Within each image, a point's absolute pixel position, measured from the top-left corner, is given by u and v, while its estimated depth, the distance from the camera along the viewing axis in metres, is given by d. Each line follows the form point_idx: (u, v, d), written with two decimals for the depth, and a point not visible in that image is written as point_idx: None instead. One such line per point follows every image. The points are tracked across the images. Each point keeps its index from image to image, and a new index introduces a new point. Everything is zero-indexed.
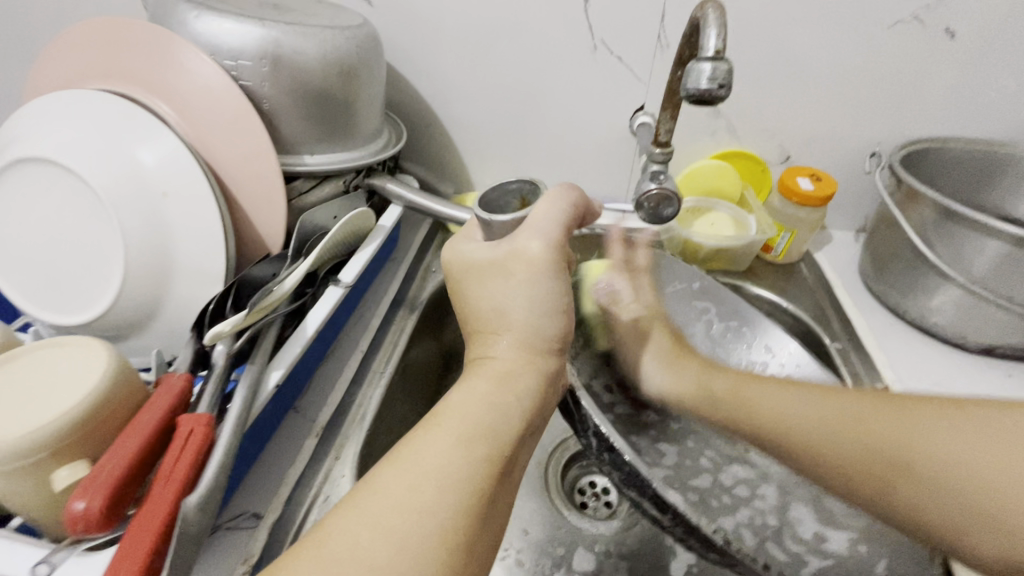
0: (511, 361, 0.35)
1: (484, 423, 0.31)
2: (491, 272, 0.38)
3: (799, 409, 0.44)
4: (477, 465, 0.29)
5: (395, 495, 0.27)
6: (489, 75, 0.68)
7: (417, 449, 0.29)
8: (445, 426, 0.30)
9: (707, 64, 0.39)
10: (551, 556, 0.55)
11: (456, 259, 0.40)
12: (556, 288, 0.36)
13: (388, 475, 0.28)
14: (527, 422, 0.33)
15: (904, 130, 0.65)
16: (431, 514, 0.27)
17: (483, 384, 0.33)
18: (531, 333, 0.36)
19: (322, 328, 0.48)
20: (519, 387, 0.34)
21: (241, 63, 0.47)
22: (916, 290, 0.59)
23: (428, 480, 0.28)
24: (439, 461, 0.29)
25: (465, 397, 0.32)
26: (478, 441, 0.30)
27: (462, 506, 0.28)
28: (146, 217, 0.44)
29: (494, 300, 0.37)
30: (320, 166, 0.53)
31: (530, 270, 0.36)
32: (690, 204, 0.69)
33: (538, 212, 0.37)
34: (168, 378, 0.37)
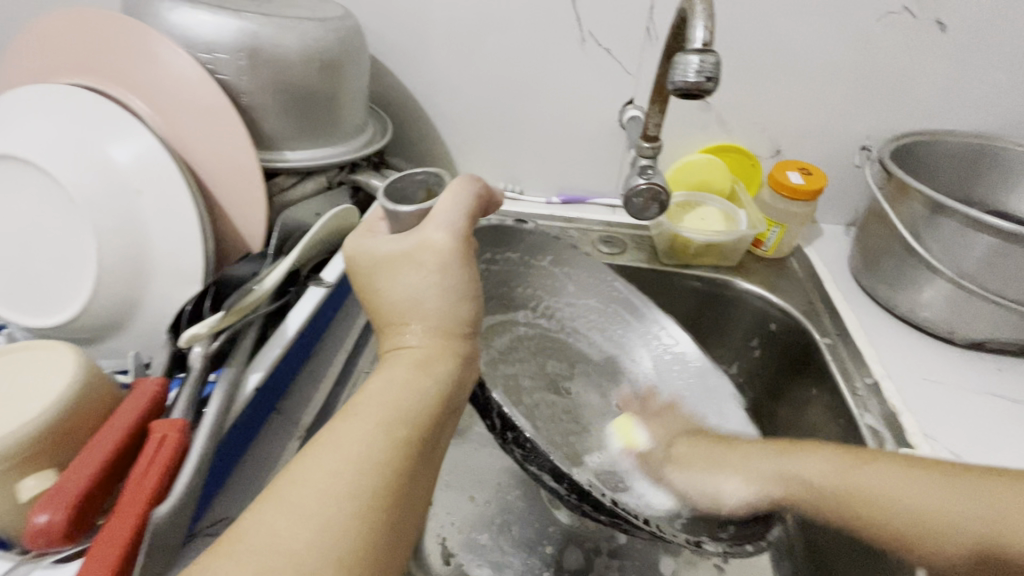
0: (428, 347, 0.34)
1: (400, 407, 0.30)
2: (397, 265, 0.35)
3: (817, 476, 0.39)
4: (395, 452, 0.28)
5: (313, 483, 0.26)
6: (476, 68, 0.67)
7: (331, 437, 0.28)
8: (362, 412, 0.29)
9: (694, 57, 0.38)
10: (541, 555, 0.54)
11: (355, 257, 0.37)
12: (466, 278, 0.35)
13: (304, 462, 0.27)
14: (441, 406, 0.32)
15: (894, 123, 0.65)
16: (344, 499, 0.26)
17: (402, 371, 0.32)
18: (445, 319, 0.34)
19: (305, 328, 0.47)
20: (438, 372, 0.32)
21: (218, 56, 0.46)
22: (906, 284, 0.59)
23: (344, 468, 0.27)
24: (357, 450, 0.27)
25: (381, 385, 0.31)
26: (394, 427, 0.29)
27: (376, 490, 0.27)
28: (120, 215, 0.43)
29: (406, 292, 0.35)
30: (301, 162, 0.52)
31: (440, 262, 0.35)
32: (681, 199, 0.68)
33: (441, 206, 0.36)
34: (141, 382, 0.35)
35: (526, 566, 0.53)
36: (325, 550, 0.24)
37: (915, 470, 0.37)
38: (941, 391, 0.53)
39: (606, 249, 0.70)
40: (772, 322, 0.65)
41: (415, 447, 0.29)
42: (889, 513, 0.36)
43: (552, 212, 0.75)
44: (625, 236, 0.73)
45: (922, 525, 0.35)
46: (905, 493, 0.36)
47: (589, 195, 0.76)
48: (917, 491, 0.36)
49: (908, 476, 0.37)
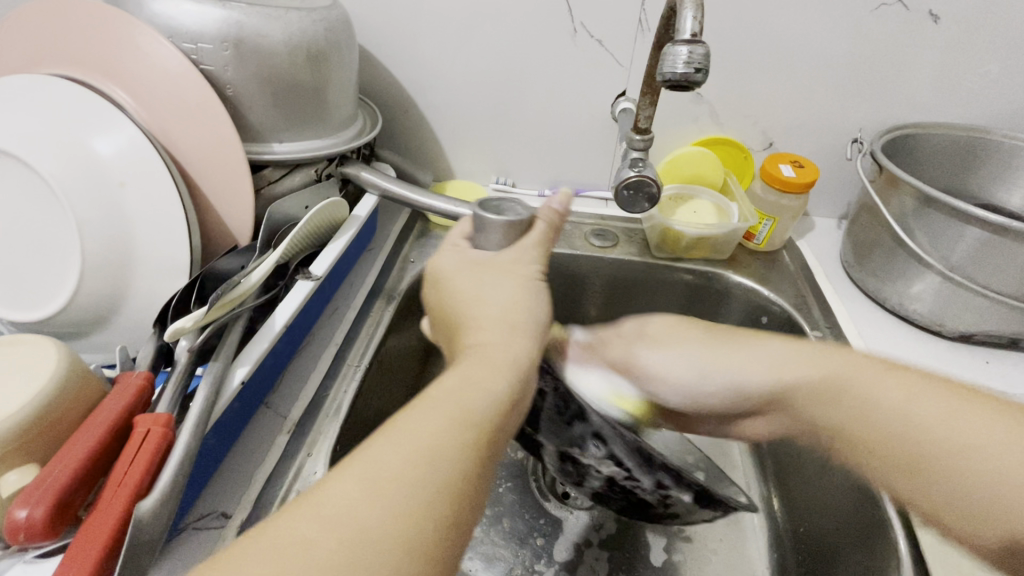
0: (502, 348, 0.32)
1: (474, 405, 0.28)
2: (488, 273, 0.38)
3: (850, 376, 0.35)
4: (466, 448, 0.26)
5: (393, 466, 0.24)
6: (466, 60, 0.66)
7: (410, 420, 0.26)
8: (440, 402, 0.27)
9: (683, 48, 0.38)
10: (531, 547, 0.54)
11: (438, 270, 0.41)
12: (543, 297, 0.37)
13: (379, 443, 0.25)
14: (513, 405, 0.30)
15: (887, 116, 0.64)
16: (422, 487, 0.24)
17: (476, 370, 0.30)
18: (511, 316, 0.35)
19: (294, 321, 0.47)
20: (512, 376, 0.30)
21: (202, 46, 0.45)
22: (896, 277, 0.59)
23: (422, 459, 0.24)
24: (433, 442, 0.25)
25: (457, 377, 0.29)
26: (469, 425, 0.27)
27: (450, 485, 0.24)
28: (103, 208, 0.43)
29: (483, 294, 0.37)
30: (288, 155, 0.51)
31: (525, 279, 0.38)
32: (673, 192, 0.68)
33: (529, 239, 0.42)
34: (126, 376, 0.35)
35: (516, 558, 0.53)
36: (396, 536, 0.22)
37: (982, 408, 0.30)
38: None
39: (598, 242, 0.70)
40: (763, 314, 0.65)
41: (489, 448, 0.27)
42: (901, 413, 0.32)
43: (544, 205, 0.75)
44: (616, 228, 0.72)
45: (909, 445, 0.32)
46: (907, 404, 0.32)
47: (581, 188, 0.76)
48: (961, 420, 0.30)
49: (957, 398, 0.31)
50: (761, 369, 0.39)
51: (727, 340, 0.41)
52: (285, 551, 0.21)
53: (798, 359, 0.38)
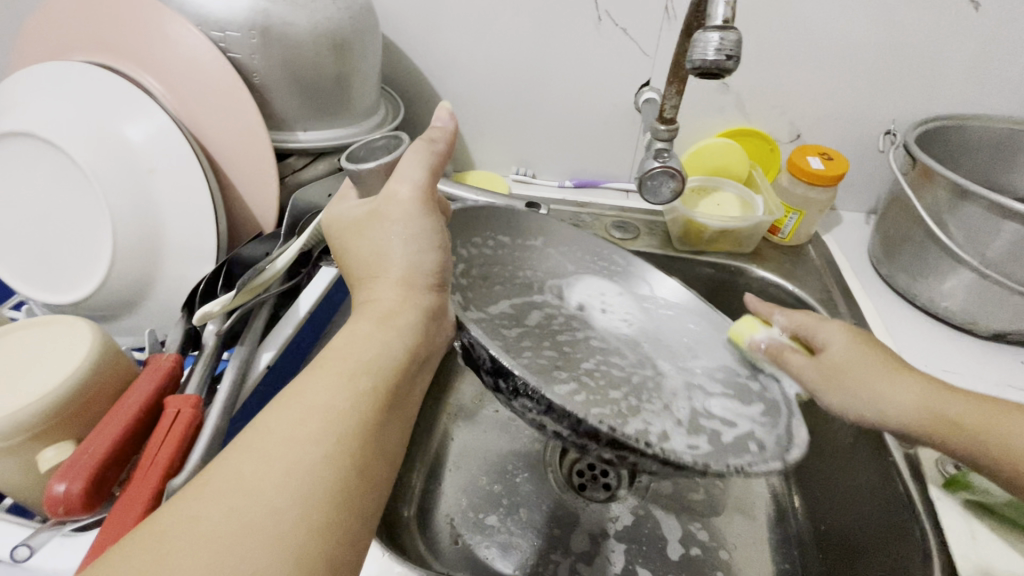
0: (395, 299, 0.34)
1: (365, 360, 0.29)
2: (366, 223, 0.36)
3: (969, 417, 0.37)
4: (361, 399, 0.28)
5: (279, 435, 0.25)
6: (488, 49, 0.66)
7: (299, 390, 0.27)
8: (327, 366, 0.28)
9: (715, 34, 0.37)
10: (548, 537, 0.54)
11: (334, 222, 0.38)
12: (432, 228, 0.36)
13: (272, 414, 0.26)
14: (409, 358, 0.32)
15: (921, 107, 0.62)
16: (310, 448, 0.25)
17: (363, 326, 0.32)
18: (409, 270, 0.35)
19: (317, 308, 0.47)
20: (401, 325, 0.32)
21: (230, 34, 0.45)
22: (927, 273, 0.57)
23: (314, 419, 0.26)
24: (326, 400, 0.27)
25: (347, 340, 0.31)
26: (362, 376, 0.29)
27: (340, 445, 0.26)
28: (134, 194, 0.43)
29: (375, 246, 0.36)
30: (312, 144, 0.52)
31: (405, 212, 0.35)
32: (696, 184, 0.67)
33: (412, 151, 0.36)
34: (156, 358, 0.36)
35: (534, 547, 0.53)
36: (303, 487, 0.24)
37: None
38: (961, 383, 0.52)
39: (619, 233, 0.69)
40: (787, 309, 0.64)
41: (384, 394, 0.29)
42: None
43: (565, 196, 0.74)
44: (638, 220, 0.72)
45: None
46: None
47: (602, 180, 0.75)
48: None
49: None
50: (901, 400, 0.39)
51: (865, 369, 0.41)
52: (180, 539, 0.21)
53: (951, 408, 0.38)
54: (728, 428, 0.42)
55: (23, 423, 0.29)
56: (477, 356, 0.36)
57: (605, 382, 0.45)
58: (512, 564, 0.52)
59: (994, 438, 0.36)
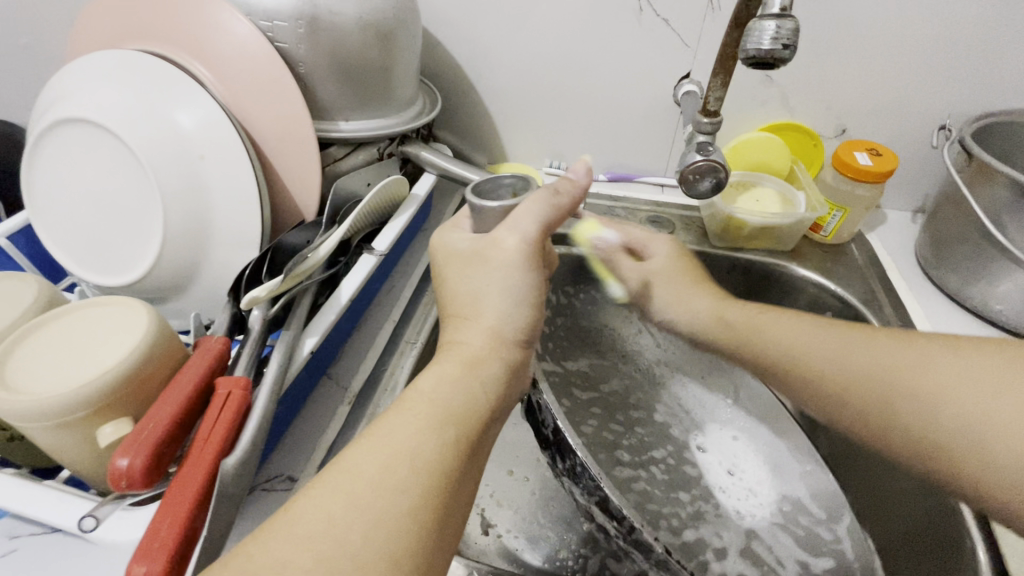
0: (483, 345, 0.34)
1: (450, 409, 0.30)
2: (469, 261, 0.37)
3: (761, 324, 0.47)
4: (444, 453, 0.28)
5: (368, 476, 0.26)
6: (525, 40, 0.65)
7: (387, 429, 0.28)
8: (415, 409, 0.29)
9: (771, 23, 0.36)
10: (578, 532, 0.54)
11: (440, 246, 0.40)
12: (528, 282, 0.36)
13: (357, 454, 0.27)
14: (490, 410, 0.32)
15: (979, 101, 0.60)
16: (396, 496, 0.25)
17: (451, 368, 0.32)
18: (500, 323, 0.35)
19: (357, 296, 0.48)
20: (487, 374, 0.33)
21: (278, 24, 0.46)
22: (980, 275, 0.55)
23: (396, 466, 0.26)
24: (402, 444, 0.27)
25: (433, 382, 0.31)
26: (447, 425, 0.29)
27: (424, 491, 0.26)
28: (183, 180, 0.44)
29: (471, 286, 0.36)
30: (352, 133, 0.52)
31: (506, 260, 0.36)
32: (736, 178, 0.66)
33: (527, 207, 0.37)
34: (205, 340, 0.37)
35: (563, 542, 0.53)
36: (385, 533, 0.24)
37: (981, 360, 0.34)
38: None
39: (654, 228, 0.68)
40: (827, 310, 0.63)
41: (465, 448, 0.29)
42: (812, 355, 0.43)
43: (599, 190, 0.73)
44: (673, 216, 0.71)
45: (944, 422, 0.34)
46: (942, 383, 0.35)
47: (637, 174, 0.74)
48: (879, 359, 0.39)
49: (960, 370, 0.34)
50: (700, 303, 0.51)
51: (686, 282, 0.53)
52: (261, 570, 0.22)
53: (850, 364, 0.40)
54: (781, 565, 0.50)
55: (85, 398, 0.30)
56: (541, 417, 0.46)
57: (669, 481, 0.57)
58: (541, 556, 0.52)
59: (756, 336, 0.46)
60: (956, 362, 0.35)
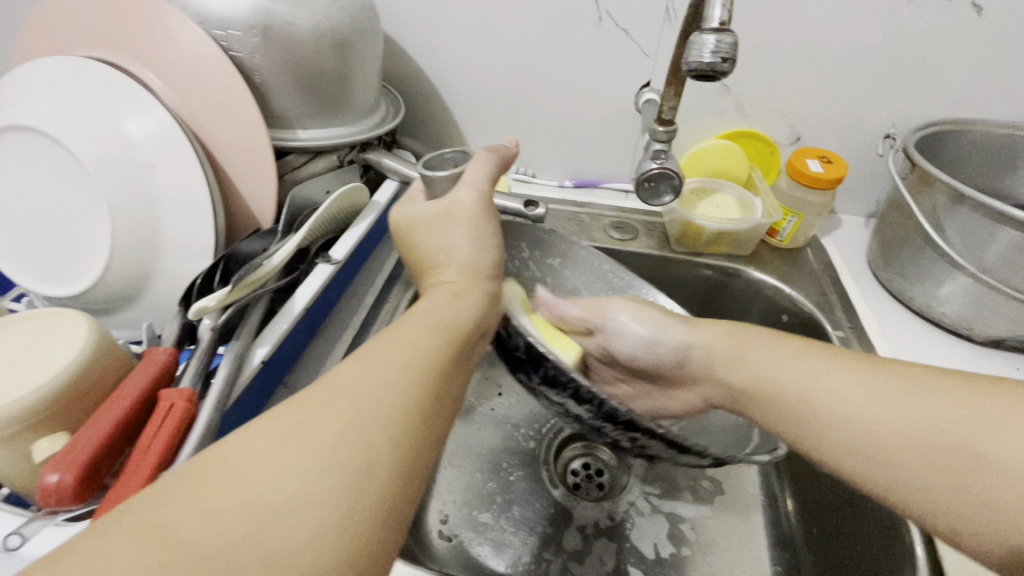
0: (462, 280, 0.37)
1: (443, 319, 0.33)
2: (437, 222, 0.40)
3: (726, 348, 0.42)
4: (438, 349, 0.31)
5: (368, 386, 0.27)
6: (489, 48, 0.66)
7: (380, 344, 0.30)
8: (412, 321, 0.32)
9: (711, 37, 0.37)
10: (541, 535, 0.55)
11: (401, 218, 0.42)
12: (491, 230, 0.40)
13: (349, 368, 0.28)
14: (477, 326, 0.35)
15: (922, 111, 0.62)
16: (388, 403, 0.26)
17: (441, 296, 0.35)
18: (473, 262, 0.38)
19: (312, 304, 0.47)
20: (471, 299, 0.36)
21: (231, 33, 0.46)
22: (923, 278, 0.57)
23: (401, 358, 0.29)
24: (400, 347, 0.30)
25: (426, 305, 0.34)
26: (440, 331, 0.32)
27: (416, 391, 0.28)
28: (133, 190, 0.44)
29: (442, 243, 0.39)
30: (312, 142, 0.52)
31: (469, 215, 0.39)
32: (695, 185, 0.67)
33: (471, 171, 0.41)
34: (151, 352, 0.36)
35: (526, 545, 0.54)
36: (403, 404, 0.27)
37: None
38: None
39: (617, 234, 0.70)
40: (783, 313, 0.64)
41: (456, 351, 0.32)
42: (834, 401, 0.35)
43: (564, 196, 0.74)
44: (636, 221, 0.72)
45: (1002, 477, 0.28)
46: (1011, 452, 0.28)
47: (601, 180, 0.75)
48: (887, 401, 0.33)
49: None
50: (634, 334, 0.46)
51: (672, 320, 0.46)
52: (257, 486, 0.22)
53: (863, 387, 0.34)
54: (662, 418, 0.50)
55: (15, 416, 0.29)
56: (514, 338, 0.42)
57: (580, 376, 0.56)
58: (505, 561, 0.53)
59: (748, 362, 0.40)
60: (880, 390, 0.33)
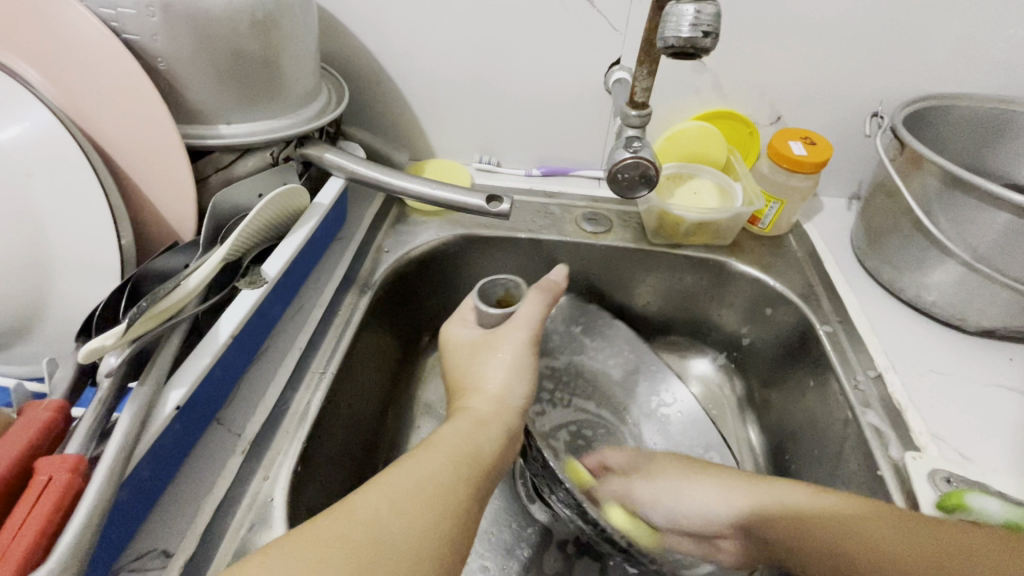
0: (489, 411, 0.39)
1: (464, 455, 0.34)
2: (480, 349, 0.43)
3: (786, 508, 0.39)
4: (461, 481, 0.32)
5: (384, 513, 0.28)
6: (441, 25, 0.59)
7: (406, 468, 0.32)
8: (439, 448, 0.34)
9: (690, 7, 0.32)
10: (518, 559, 0.51)
11: (446, 341, 0.46)
12: (530, 360, 0.42)
13: (364, 494, 0.29)
14: (492, 465, 0.35)
15: (907, 86, 0.58)
16: (395, 541, 0.27)
17: (465, 424, 0.37)
18: (503, 395, 0.40)
19: (245, 328, 0.41)
20: (494, 433, 0.37)
21: (123, 12, 0.38)
22: (913, 266, 0.54)
23: (426, 488, 0.30)
24: (423, 473, 0.31)
25: (449, 434, 0.36)
26: (461, 467, 0.33)
27: (424, 530, 0.28)
28: (12, 206, 0.37)
29: (484, 369, 0.42)
30: (237, 138, 0.45)
31: (512, 347, 0.42)
32: (672, 171, 0.62)
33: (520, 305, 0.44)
34: (34, 408, 0.31)
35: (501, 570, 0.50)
36: (403, 540, 0.27)
37: None
38: (950, 384, 0.49)
39: (590, 227, 0.64)
40: (767, 305, 0.60)
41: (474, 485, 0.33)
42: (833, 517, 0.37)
43: (532, 186, 0.69)
44: (610, 211, 0.67)
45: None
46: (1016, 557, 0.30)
47: (571, 168, 0.70)
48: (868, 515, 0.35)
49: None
50: (709, 503, 0.43)
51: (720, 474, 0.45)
52: None
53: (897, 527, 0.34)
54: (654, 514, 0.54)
55: None
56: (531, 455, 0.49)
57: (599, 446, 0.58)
58: None
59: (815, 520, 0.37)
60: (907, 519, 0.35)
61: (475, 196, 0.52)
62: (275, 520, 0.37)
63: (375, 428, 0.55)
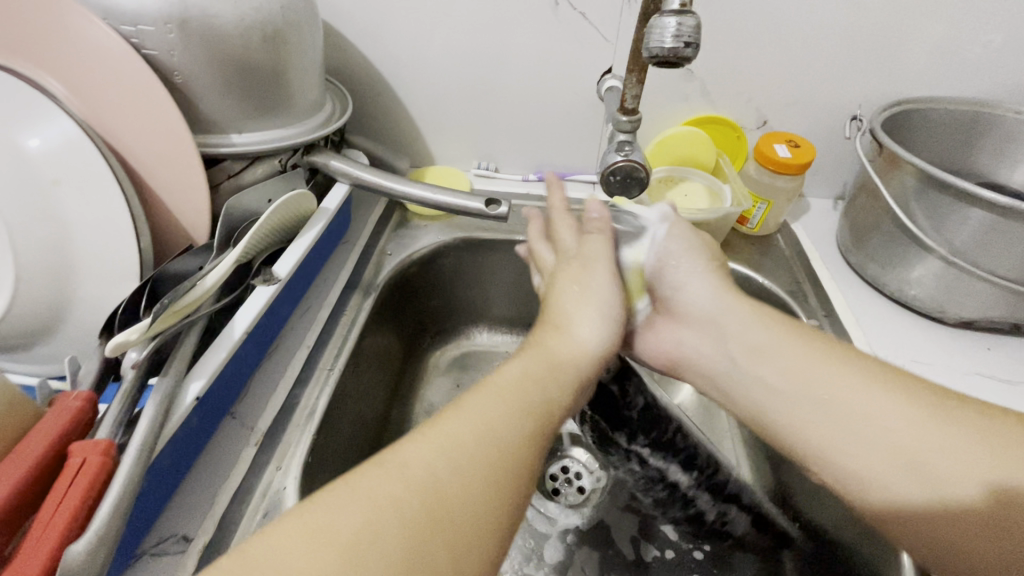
0: (566, 355, 0.38)
1: (532, 406, 0.33)
2: (568, 285, 0.42)
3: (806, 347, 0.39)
4: (527, 431, 0.32)
5: (439, 465, 0.28)
6: (440, 37, 0.62)
7: (463, 416, 0.31)
8: (497, 395, 0.33)
9: (672, 20, 0.35)
10: (522, 549, 0.52)
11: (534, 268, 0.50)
12: (611, 304, 0.41)
13: (413, 447, 0.29)
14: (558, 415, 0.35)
15: (886, 91, 0.61)
16: (449, 494, 0.27)
17: (537, 366, 0.36)
18: (581, 347, 0.39)
19: (257, 326, 0.43)
20: (564, 381, 0.36)
21: (143, 29, 0.40)
22: (895, 262, 0.56)
23: (485, 445, 0.29)
24: (489, 426, 0.31)
25: (516, 377, 0.35)
26: (524, 419, 0.32)
27: (476, 490, 0.28)
28: (38, 210, 0.39)
29: (565, 308, 0.41)
30: (248, 147, 0.47)
31: (594, 291, 0.42)
32: (663, 174, 0.65)
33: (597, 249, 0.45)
34: (63, 398, 0.33)
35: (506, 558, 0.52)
36: (459, 489, 0.27)
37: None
38: (932, 373, 0.51)
39: None
40: None
41: (542, 438, 0.32)
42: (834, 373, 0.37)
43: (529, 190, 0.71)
44: None
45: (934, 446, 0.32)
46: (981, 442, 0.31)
47: (567, 173, 0.73)
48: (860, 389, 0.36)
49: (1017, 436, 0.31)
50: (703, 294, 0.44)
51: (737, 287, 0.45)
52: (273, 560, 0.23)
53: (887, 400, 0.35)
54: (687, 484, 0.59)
55: None
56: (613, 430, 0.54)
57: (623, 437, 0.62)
58: None
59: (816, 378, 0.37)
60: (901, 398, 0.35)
61: (475, 199, 0.55)
62: (289, 506, 0.39)
63: (380, 424, 0.57)
